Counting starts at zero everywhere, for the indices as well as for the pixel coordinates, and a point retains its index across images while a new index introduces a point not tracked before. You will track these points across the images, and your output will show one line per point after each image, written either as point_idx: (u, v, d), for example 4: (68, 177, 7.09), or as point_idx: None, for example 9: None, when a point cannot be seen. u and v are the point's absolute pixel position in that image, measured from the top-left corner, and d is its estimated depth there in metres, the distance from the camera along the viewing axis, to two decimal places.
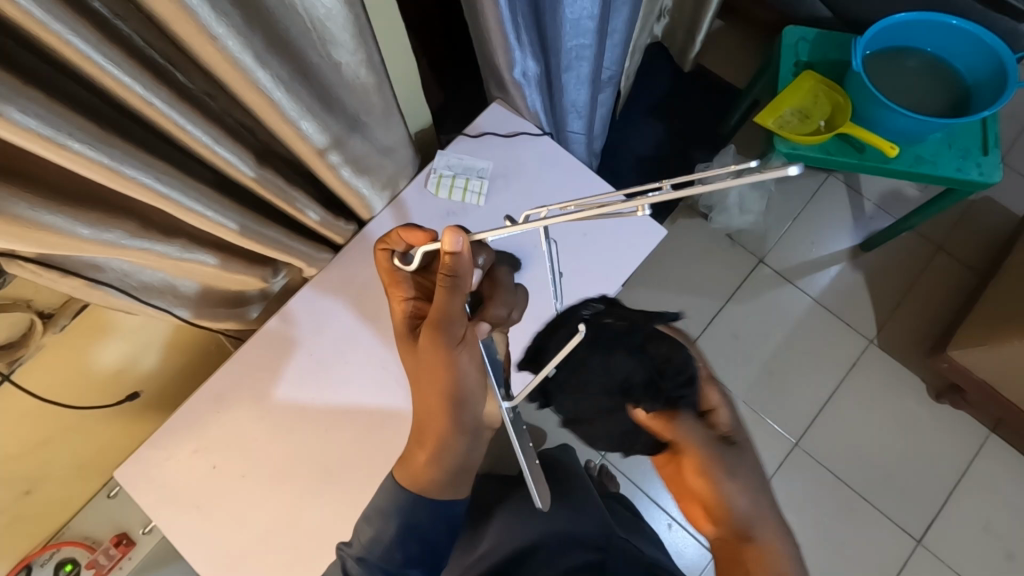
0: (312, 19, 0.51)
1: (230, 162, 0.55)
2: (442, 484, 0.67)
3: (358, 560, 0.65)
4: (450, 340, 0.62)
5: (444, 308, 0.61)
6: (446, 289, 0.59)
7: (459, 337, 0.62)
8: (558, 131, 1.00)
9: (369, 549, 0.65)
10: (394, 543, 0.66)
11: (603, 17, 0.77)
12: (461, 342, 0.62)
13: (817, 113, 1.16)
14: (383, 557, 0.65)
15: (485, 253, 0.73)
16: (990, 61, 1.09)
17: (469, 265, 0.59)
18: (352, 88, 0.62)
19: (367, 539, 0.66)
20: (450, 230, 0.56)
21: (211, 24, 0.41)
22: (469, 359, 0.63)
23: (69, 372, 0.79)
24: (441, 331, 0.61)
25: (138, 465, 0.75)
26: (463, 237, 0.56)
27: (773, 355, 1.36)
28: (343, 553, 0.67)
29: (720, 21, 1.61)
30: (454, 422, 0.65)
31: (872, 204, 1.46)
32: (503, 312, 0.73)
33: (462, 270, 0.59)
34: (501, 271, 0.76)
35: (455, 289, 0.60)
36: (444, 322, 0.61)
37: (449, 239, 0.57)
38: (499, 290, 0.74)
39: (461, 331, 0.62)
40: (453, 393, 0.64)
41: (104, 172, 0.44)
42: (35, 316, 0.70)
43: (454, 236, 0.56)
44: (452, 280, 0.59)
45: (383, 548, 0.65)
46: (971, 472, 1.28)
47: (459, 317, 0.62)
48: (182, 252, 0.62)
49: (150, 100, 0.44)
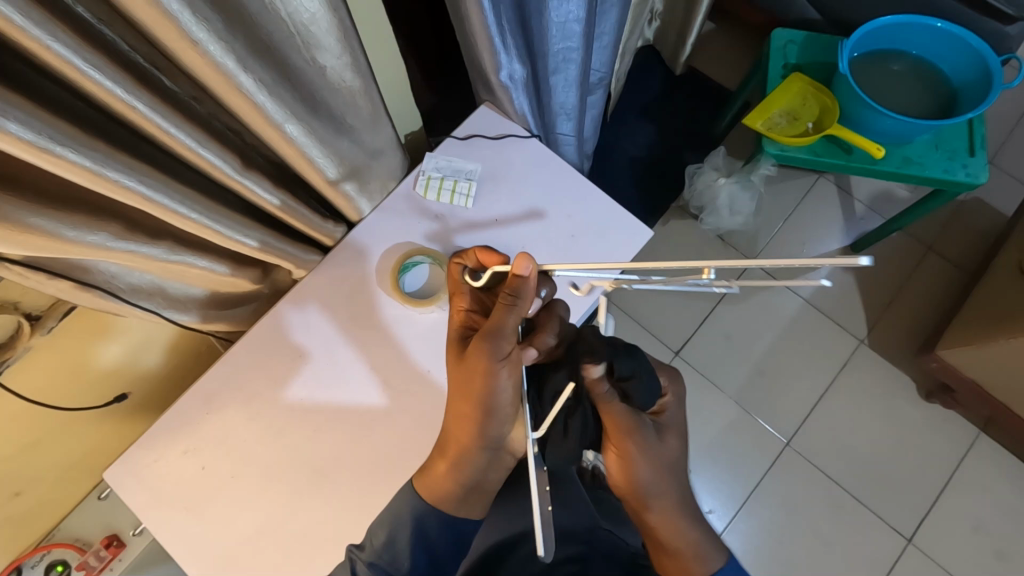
0: (296, 24, 0.52)
1: (216, 165, 0.56)
2: (457, 500, 0.67)
3: (369, 564, 0.64)
4: (494, 354, 0.59)
5: (498, 321, 0.60)
6: (504, 306, 0.59)
7: (505, 353, 0.60)
8: (547, 134, 1.00)
9: (381, 553, 0.65)
10: (403, 553, 0.66)
11: (589, 21, 0.78)
12: (505, 358, 0.60)
13: (806, 115, 1.18)
14: (391, 562, 0.65)
15: (550, 286, 0.70)
16: (976, 63, 1.10)
17: (533, 293, 0.60)
18: (338, 92, 0.62)
19: (379, 543, 0.65)
20: (523, 253, 0.58)
21: (191, 29, 0.42)
22: (508, 376, 0.61)
23: (58, 374, 0.83)
24: (486, 341, 0.59)
25: (129, 465, 0.75)
26: (533, 264, 0.58)
27: (764, 355, 1.37)
28: (352, 555, 0.65)
29: (711, 23, 1.62)
30: (479, 436, 0.63)
31: (862, 205, 1.46)
32: (553, 342, 0.66)
33: (524, 294, 0.59)
34: (561, 304, 0.70)
35: (514, 308, 0.60)
36: (493, 334, 0.59)
37: (520, 263, 0.58)
38: (553, 319, 0.67)
39: (507, 348, 0.60)
40: (484, 404, 0.61)
41: (87, 175, 0.44)
42: (22, 318, 0.77)
43: (525, 260, 0.58)
44: (512, 298, 0.59)
45: (392, 551, 0.65)
46: (961, 470, 1.29)
47: (510, 334, 0.60)
48: (169, 254, 0.62)
49: (134, 105, 0.44)
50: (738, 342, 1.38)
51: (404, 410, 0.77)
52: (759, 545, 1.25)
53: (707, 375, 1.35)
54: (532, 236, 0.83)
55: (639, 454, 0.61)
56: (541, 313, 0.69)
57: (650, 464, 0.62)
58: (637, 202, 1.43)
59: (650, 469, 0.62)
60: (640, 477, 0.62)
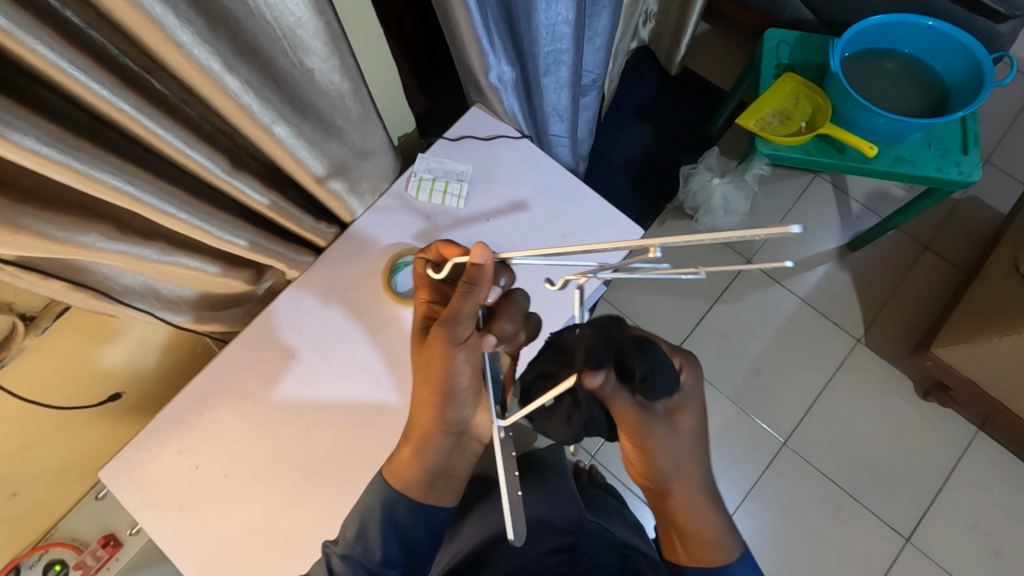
0: (282, 28, 0.53)
1: (204, 165, 0.56)
2: (424, 487, 0.66)
3: (342, 557, 0.65)
4: (452, 338, 0.60)
5: (454, 308, 0.59)
6: (460, 294, 0.58)
7: (462, 338, 0.60)
8: (540, 135, 1.01)
9: (353, 545, 0.65)
10: (376, 543, 0.65)
11: (579, 22, 0.80)
12: (461, 343, 0.60)
13: (798, 114, 1.17)
14: (366, 555, 0.64)
15: (509, 274, 0.67)
16: (967, 61, 1.11)
17: (491, 281, 0.58)
18: (327, 94, 0.63)
19: (351, 535, 0.65)
20: (479, 242, 0.56)
21: (176, 32, 0.43)
22: (465, 360, 0.61)
23: (50, 377, 0.80)
24: (444, 326, 0.59)
25: (123, 465, 0.76)
26: (489, 253, 0.56)
27: (759, 354, 1.37)
28: (327, 551, 0.66)
29: (706, 24, 1.63)
30: (440, 420, 0.64)
31: (858, 204, 1.47)
32: (510, 330, 0.65)
33: (481, 282, 0.58)
34: (520, 292, 0.68)
35: (470, 296, 0.58)
36: (451, 320, 0.59)
37: (475, 252, 0.56)
38: (513, 307, 0.66)
39: (464, 333, 0.60)
40: (443, 389, 0.62)
41: (74, 176, 0.45)
42: (18, 319, 0.72)
43: (480, 250, 0.56)
44: (470, 286, 0.58)
45: (364, 542, 0.65)
46: (959, 468, 1.29)
47: (467, 321, 0.60)
48: (160, 254, 0.63)
49: (120, 106, 0.45)
50: (734, 342, 1.38)
51: (395, 409, 0.78)
52: (755, 545, 1.25)
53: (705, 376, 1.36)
54: (524, 234, 0.84)
55: (659, 440, 0.58)
56: (501, 302, 0.67)
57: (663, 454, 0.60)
58: (633, 203, 1.44)
59: (670, 461, 0.60)
60: (662, 468, 0.61)
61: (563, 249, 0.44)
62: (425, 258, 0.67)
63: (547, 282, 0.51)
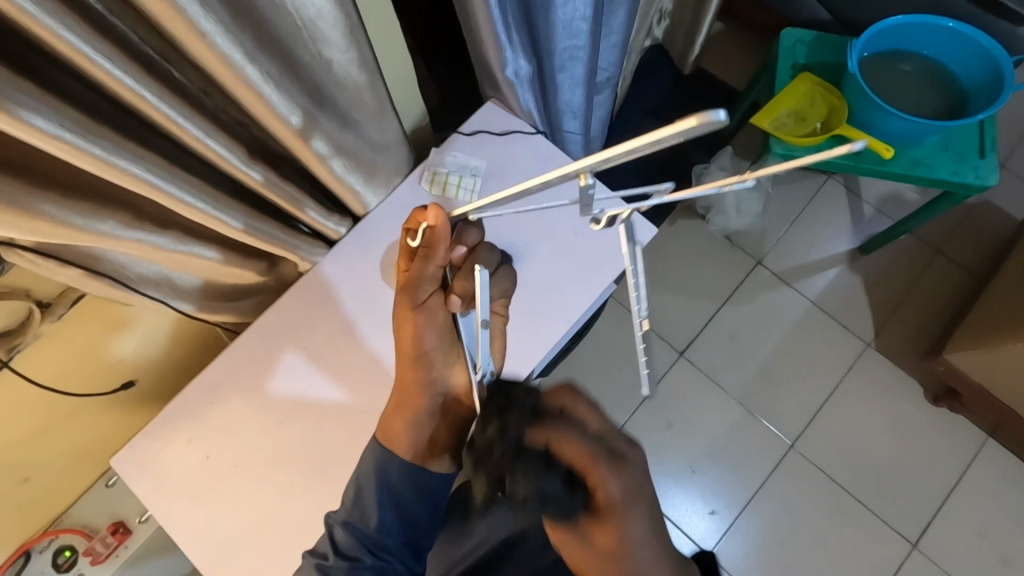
0: (302, 18, 0.53)
1: (223, 155, 0.57)
2: (413, 446, 0.67)
3: (343, 523, 0.66)
4: (411, 301, 0.66)
5: (416, 272, 0.65)
6: (420, 258, 0.64)
7: (423, 300, 0.66)
8: (553, 131, 1.01)
9: (350, 510, 0.66)
10: (371, 509, 0.66)
11: (596, 18, 0.79)
12: (419, 305, 0.66)
13: (813, 115, 1.17)
14: (364, 520, 0.66)
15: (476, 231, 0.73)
16: (986, 64, 1.10)
17: (447, 241, 0.63)
18: (344, 85, 0.63)
19: (348, 501, 0.66)
20: (433, 204, 0.61)
21: (199, 21, 0.43)
22: (426, 321, 0.66)
23: (75, 360, 0.82)
24: (405, 292, 0.66)
25: (134, 454, 0.76)
26: (443, 214, 0.61)
27: (768, 356, 1.36)
28: (329, 520, 0.67)
29: (721, 23, 1.62)
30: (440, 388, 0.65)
31: (871, 207, 1.46)
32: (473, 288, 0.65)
33: (436, 244, 0.63)
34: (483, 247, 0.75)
35: (429, 259, 0.64)
36: (411, 283, 0.66)
37: (432, 213, 0.62)
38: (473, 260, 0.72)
39: (424, 296, 0.66)
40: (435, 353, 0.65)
41: (96, 162, 0.45)
42: (34, 306, 0.73)
43: (435, 212, 0.61)
44: (427, 249, 0.64)
45: (360, 508, 0.66)
46: (968, 474, 1.28)
47: (427, 284, 0.66)
48: (176, 243, 0.63)
49: (142, 94, 0.45)
50: (742, 344, 1.37)
51: None
52: (761, 548, 1.25)
53: (711, 376, 1.35)
54: (535, 229, 0.84)
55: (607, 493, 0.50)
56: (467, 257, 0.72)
57: (637, 524, 0.50)
58: None
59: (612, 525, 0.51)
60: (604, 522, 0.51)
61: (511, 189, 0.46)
62: (406, 228, 0.68)
63: (590, 221, 0.50)
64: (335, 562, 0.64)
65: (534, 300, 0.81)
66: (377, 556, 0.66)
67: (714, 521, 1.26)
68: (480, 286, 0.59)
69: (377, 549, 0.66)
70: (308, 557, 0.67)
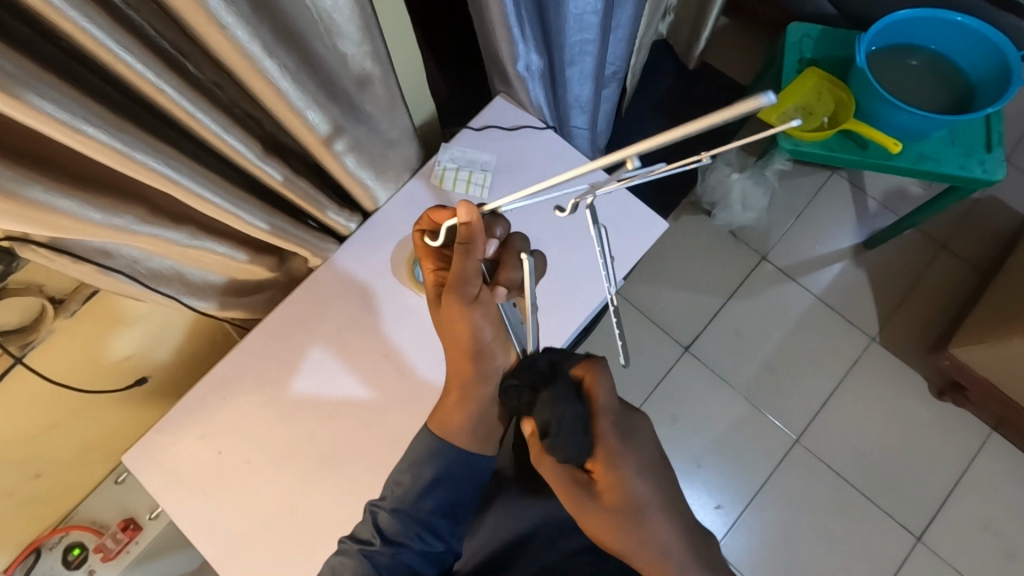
0: (319, 11, 0.52)
1: (239, 150, 0.57)
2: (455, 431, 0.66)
3: (391, 510, 0.66)
4: (463, 300, 0.62)
5: (459, 270, 0.62)
6: (460, 254, 0.61)
7: (474, 297, 0.63)
8: (561, 126, 1.01)
9: (401, 497, 0.66)
10: (424, 496, 0.65)
11: (606, 13, 0.79)
12: (474, 302, 0.62)
13: (820, 110, 1.16)
14: (414, 506, 0.65)
15: (502, 223, 0.70)
16: (994, 59, 1.10)
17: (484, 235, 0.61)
18: (358, 79, 0.63)
19: (399, 487, 0.66)
20: (465, 201, 0.59)
21: (220, 14, 0.43)
22: (482, 316, 0.63)
23: (79, 358, 0.83)
24: (453, 291, 0.62)
25: (146, 449, 0.76)
26: (475, 207, 0.59)
27: (774, 350, 1.36)
28: (375, 507, 0.67)
29: (726, 19, 1.62)
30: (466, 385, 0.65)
31: (876, 203, 1.46)
32: (518, 277, 0.67)
33: (475, 240, 0.61)
34: (516, 239, 0.70)
35: (470, 255, 0.61)
36: (458, 282, 0.62)
37: (464, 209, 0.59)
38: (513, 254, 0.68)
39: (475, 291, 0.63)
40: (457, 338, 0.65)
41: (115, 156, 0.45)
42: (46, 301, 0.76)
43: (467, 208, 0.59)
44: (466, 246, 0.61)
45: (412, 495, 0.66)
46: (972, 469, 1.28)
47: (474, 279, 0.62)
48: (191, 239, 0.63)
49: (161, 87, 0.45)
50: (749, 339, 1.37)
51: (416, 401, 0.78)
52: (767, 543, 1.25)
53: (716, 371, 1.35)
54: (545, 225, 0.84)
55: (627, 460, 0.54)
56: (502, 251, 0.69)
57: (639, 478, 0.54)
58: (650, 196, 1.43)
59: (641, 484, 0.54)
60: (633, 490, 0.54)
61: (552, 179, 0.44)
62: (422, 229, 0.68)
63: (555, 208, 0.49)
64: (380, 547, 0.65)
65: (543, 296, 0.81)
66: (426, 540, 0.66)
67: (721, 515, 1.26)
68: (530, 274, 0.59)
69: (425, 533, 0.66)
70: (348, 541, 0.67)
